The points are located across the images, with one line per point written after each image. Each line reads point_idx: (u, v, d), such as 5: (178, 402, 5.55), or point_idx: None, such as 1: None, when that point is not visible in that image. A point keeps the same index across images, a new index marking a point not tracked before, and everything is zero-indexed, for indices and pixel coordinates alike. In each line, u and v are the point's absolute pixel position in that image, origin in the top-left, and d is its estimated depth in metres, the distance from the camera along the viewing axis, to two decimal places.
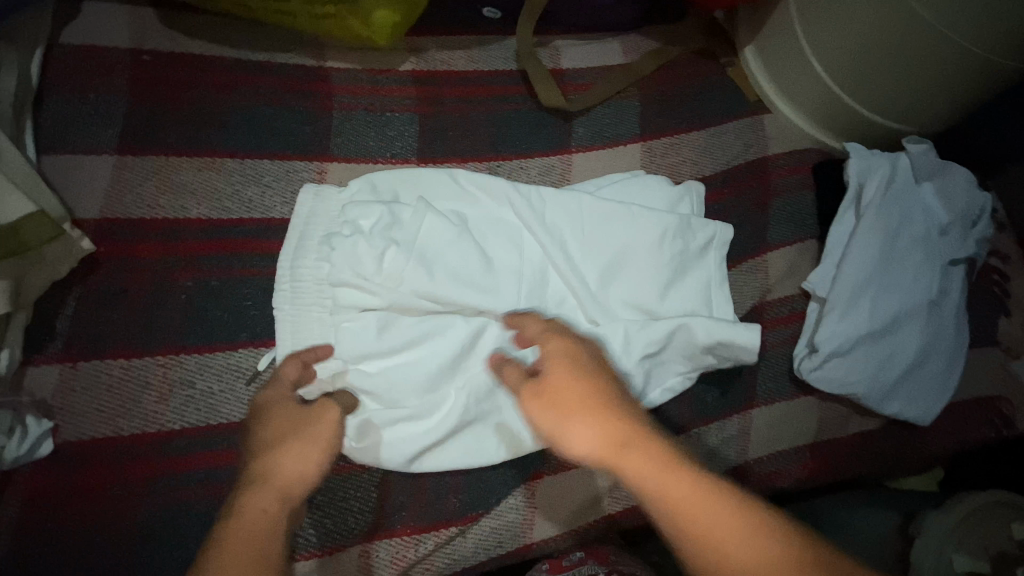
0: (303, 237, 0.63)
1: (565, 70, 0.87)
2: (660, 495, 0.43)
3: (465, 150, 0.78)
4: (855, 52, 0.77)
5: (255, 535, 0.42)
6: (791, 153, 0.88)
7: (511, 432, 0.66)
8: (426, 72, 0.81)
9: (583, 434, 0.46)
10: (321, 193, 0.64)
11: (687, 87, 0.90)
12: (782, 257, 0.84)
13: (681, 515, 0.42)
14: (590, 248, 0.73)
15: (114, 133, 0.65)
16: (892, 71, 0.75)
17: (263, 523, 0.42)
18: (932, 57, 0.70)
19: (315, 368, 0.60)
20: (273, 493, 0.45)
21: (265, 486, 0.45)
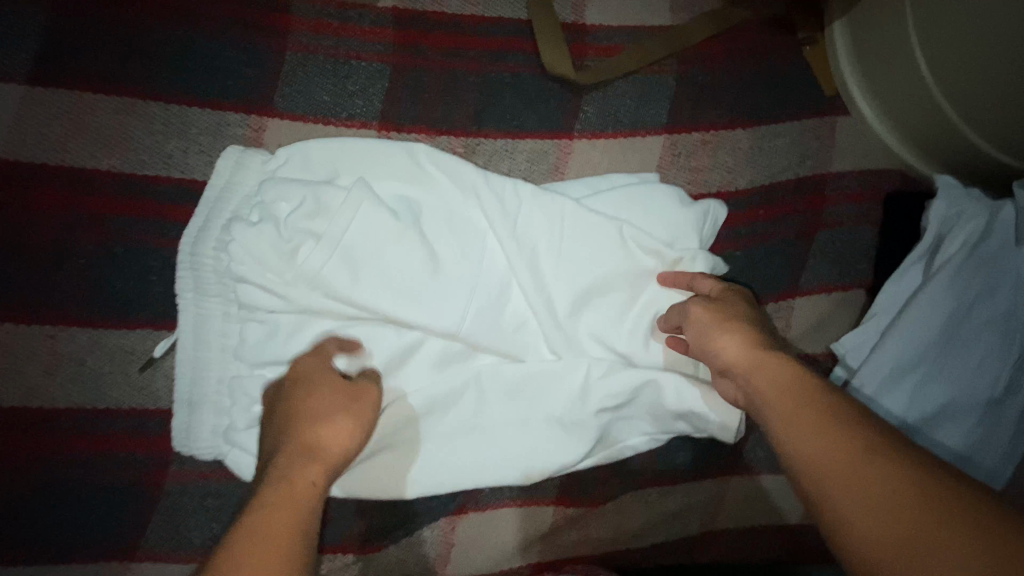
0: (214, 215, 0.55)
1: (587, 27, 0.69)
2: (828, 461, 0.40)
3: (442, 119, 0.65)
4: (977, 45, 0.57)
5: (296, 499, 0.41)
6: (859, 173, 0.69)
7: (435, 466, 0.59)
8: (410, 11, 0.66)
9: (728, 347, 0.53)
10: (239, 160, 0.56)
11: (744, 66, 0.70)
12: (814, 305, 0.67)
13: (823, 472, 0.39)
14: (564, 269, 0.60)
15: (23, 53, 0.55)
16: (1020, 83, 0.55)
17: (306, 494, 0.42)
18: None
19: (213, 368, 0.55)
20: (317, 466, 0.45)
21: (311, 461, 0.45)
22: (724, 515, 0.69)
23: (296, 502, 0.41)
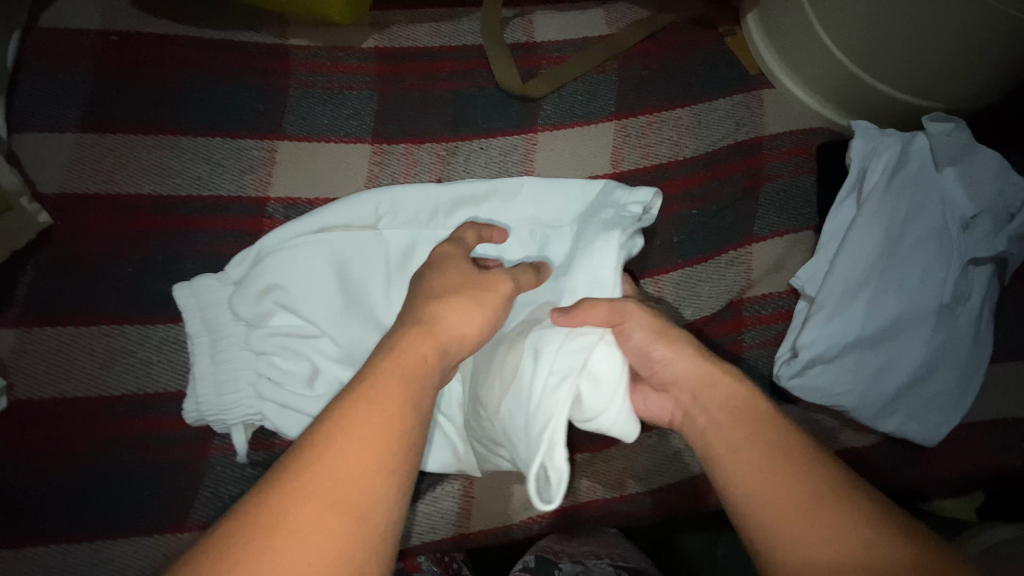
0: (218, 336, 0.59)
1: (539, 42, 0.81)
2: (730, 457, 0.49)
3: (421, 129, 0.75)
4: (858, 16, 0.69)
5: (407, 375, 0.43)
6: (792, 133, 0.79)
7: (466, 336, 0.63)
8: (388, 49, 0.78)
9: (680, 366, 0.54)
10: (201, 282, 0.60)
11: (677, 60, 0.82)
12: (771, 247, 0.75)
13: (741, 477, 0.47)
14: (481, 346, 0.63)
15: (77, 111, 0.67)
16: (895, 37, 0.67)
17: (420, 366, 0.44)
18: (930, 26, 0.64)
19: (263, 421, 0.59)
20: (433, 342, 0.47)
21: (429, 333, 0.47)
22: None
23: (408, 378, 0.43)
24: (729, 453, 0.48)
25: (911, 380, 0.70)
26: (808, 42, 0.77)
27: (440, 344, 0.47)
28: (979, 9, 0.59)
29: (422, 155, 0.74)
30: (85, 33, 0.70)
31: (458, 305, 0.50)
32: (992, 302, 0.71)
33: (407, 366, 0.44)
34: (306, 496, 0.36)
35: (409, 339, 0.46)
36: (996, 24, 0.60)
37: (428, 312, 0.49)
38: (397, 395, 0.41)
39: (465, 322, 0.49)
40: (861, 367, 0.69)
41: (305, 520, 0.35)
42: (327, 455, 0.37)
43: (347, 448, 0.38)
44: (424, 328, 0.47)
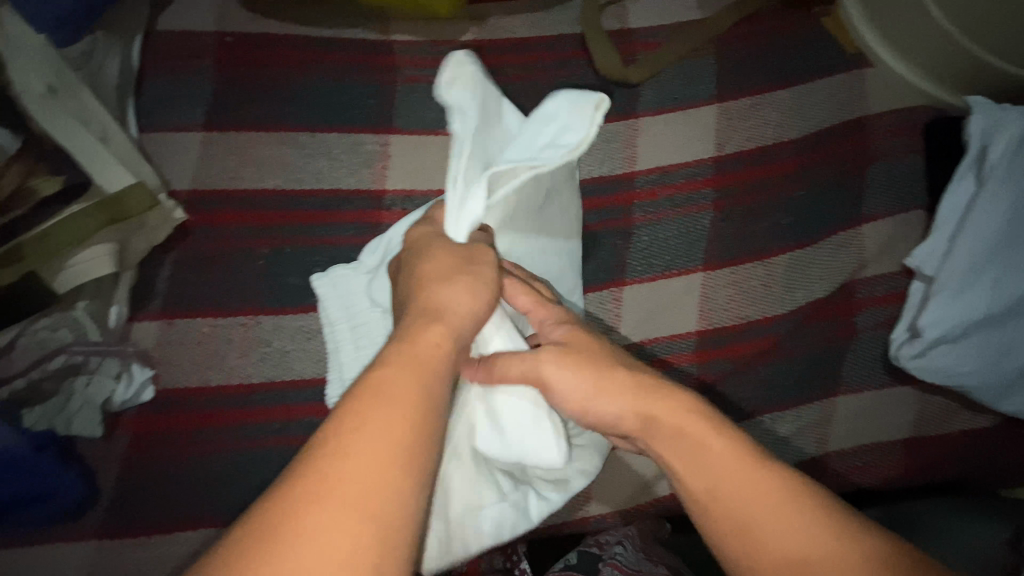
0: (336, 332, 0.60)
1: (634, 29, 0.81)
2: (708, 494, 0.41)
3: (524, 119, 0.76)
4: None
5: (426, 365, 0.37)
6: (897, 112, 0.78)
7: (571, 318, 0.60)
8: (487, 41, 0.78)
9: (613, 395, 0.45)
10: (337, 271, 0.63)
11: (774, 42, 0.81)
12: (882, 228, 0.74)
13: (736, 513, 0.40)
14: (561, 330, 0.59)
15: (201, 111, 0.70)
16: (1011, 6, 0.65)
17: (435, 358, 0.38)
18: None
19: None
20: (440, 329, 0.40)
21: (438, 323, 0.40)
22: (836, 434, 0.72)
23: (416, 371, 0.37)
24: (701, 472, 0.41)
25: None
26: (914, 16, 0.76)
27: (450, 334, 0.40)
28: None
29: None
30: (202, 35, 0.73)
31: (453, 286, 0.44)
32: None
33: (419, 363, 0.37)
34: (314, 508, 0.30)
35: (419, 330, 0.39)
36: None
37: (426, 302, 0.43)
38: (403, 396, 0.35)
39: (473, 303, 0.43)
40: (984, 348, 0.67)
41: (327, 541, 0.29)
42: (335, 467, 0.31)
43: (358, 451, 0.32)
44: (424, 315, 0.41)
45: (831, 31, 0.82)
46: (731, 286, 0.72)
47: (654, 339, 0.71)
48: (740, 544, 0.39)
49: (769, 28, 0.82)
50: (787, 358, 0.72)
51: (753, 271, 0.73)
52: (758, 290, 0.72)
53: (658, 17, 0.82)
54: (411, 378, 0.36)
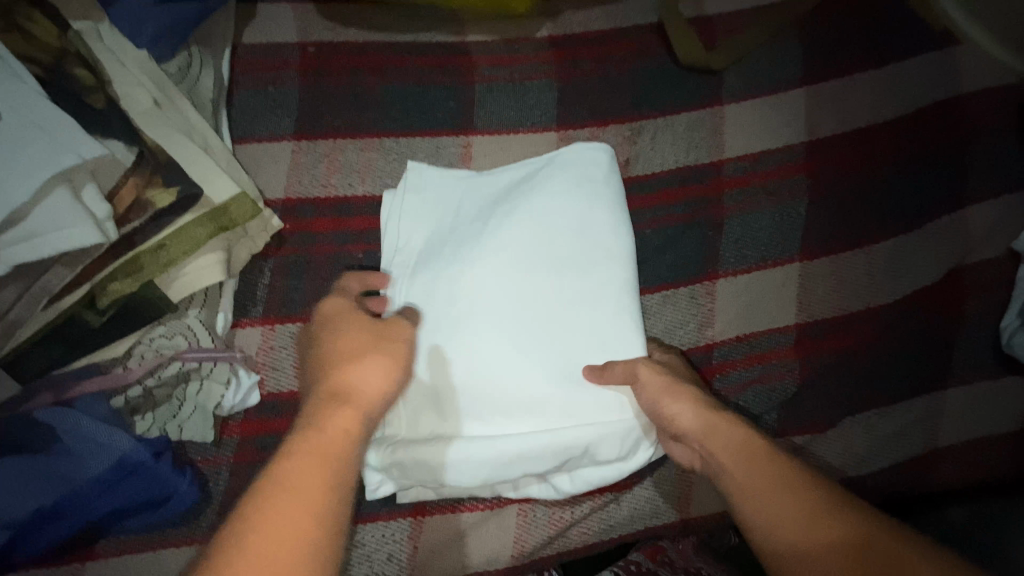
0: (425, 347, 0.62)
1: (711, 16, 0.79)
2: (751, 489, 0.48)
3: (604, 113, 0.75)
4: None
5: (326, 448, 0.43)
6: (997, 89, 0.74)
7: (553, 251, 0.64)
8: (562, 37, 0.78)
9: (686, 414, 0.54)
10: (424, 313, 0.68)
11: (859, 21, 0.78)
12: (987, 212, 0.71)
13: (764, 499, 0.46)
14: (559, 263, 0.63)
15: (290, 121, 0.71)
16: None
17: (341, 441, 0.44)
18: None
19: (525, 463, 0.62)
20: (353, 413, 0.47)
21: (347, 406, 0.47)
22: (952, 429, 0.68)
23: (326, 453, 0.43)
24: (749, 473, 0.48)
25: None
26: None
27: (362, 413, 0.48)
28: None
29: (609, 139, 0.74)
30: (286, 46, 0.74)
31: (372, 363, 0.51)
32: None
33: (328, 443, 0.44)
34: (263, 515, 0.38)
35: (330, 412, 0.46)
36: None
37: (343, 383, 0.50)
38: (315, 470, 0.41)
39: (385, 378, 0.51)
40: None
41: None
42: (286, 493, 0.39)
43: (281, 510, 0.38)
44: (341, 397, 0.48)
45: (918, 8, 0.79)
46: (832, 276, 0.70)
47: (751, 333, 0.69)
48: (747, 520, 0.47)
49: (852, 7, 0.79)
50: (895, 349, 0.68)
51: (852, 260, 0.70)
52: (860, 279, 0.69)
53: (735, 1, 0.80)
54: (325, 457, 0.42)
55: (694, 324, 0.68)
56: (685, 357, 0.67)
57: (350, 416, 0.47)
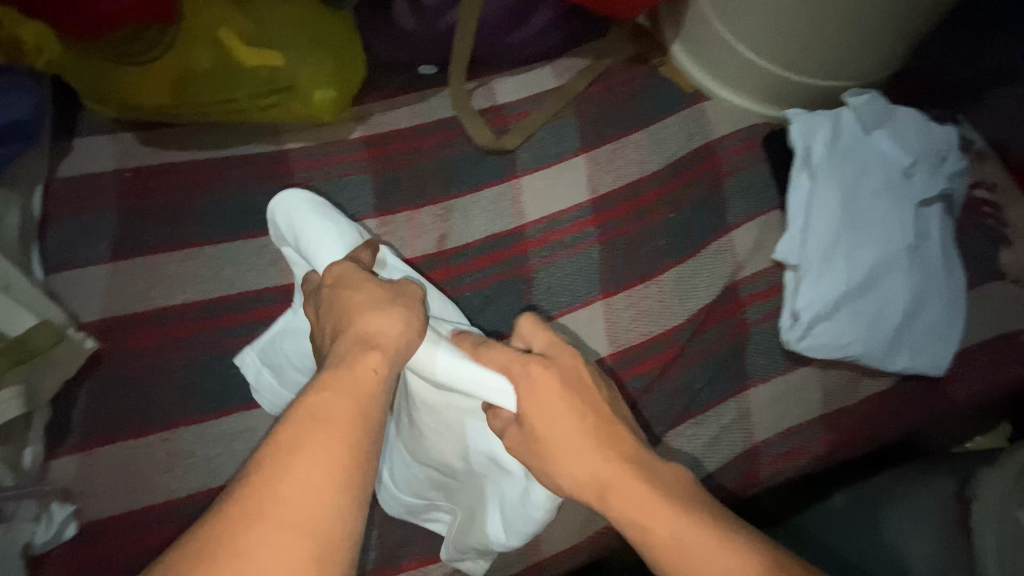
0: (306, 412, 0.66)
1: (502, 104, 0.91)
2: (661, 545, 0.45)
3: (417, 196, 0.83)
4: (769, 21, 0.80)
5: (357, 391, 0.43)
6: (738, 131, 0.89)
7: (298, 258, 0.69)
8: (374, 134, 0.86)
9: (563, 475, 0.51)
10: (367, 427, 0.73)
11: (623, 93, 0.93)
12: (751, 230, 0.82)
13: (685, 562, 0.44)
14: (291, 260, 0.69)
15: (106, 245, 0.73)
16: (803, 29, 0.79)
17: (370, 382, 0.44)
18: (833, 13, 0.75)
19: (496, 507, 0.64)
20: (371, 360, 0.45)
21: (354, 361, 0.45)
22: (759, 427, 0.77)
23: (351, 398, 0.42)
24: (658, 524, 0.45)
25: (912, 308, 0.76)
26: (726, 56, 0.89)
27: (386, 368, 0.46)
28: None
29: (424, 218, 0.82)
30: (103, 174, 0.78)
31: (380, 315, 0.50)
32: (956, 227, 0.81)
33: (354, 384, 0.43)
34: (249, 525, 0.35)
35: (353, 355, 0.45)
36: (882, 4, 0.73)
37: (362, 325, 0.49)
38: (342, 416, 0.41)
39: (394, 329, 0.49)
40: (857, 317, 0.75)
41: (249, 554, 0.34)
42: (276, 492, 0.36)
43: (298, 473, 0.37)
44: (362, 341, 0.47)
45: (670, 75, 0.95)
46: (632, 307, 0.80)
47: None
48: None
49: (617, 82, 0.94)
50: (694, 362, 0.78)
51: (646, 293, 0.81)
52: (655, 307, 0.80)
53: (522, 89, 0.93)
54: (351, 401, 0.42)
55: None
56: (603, 363, 0.76)
57: (359, 379, 0.44)
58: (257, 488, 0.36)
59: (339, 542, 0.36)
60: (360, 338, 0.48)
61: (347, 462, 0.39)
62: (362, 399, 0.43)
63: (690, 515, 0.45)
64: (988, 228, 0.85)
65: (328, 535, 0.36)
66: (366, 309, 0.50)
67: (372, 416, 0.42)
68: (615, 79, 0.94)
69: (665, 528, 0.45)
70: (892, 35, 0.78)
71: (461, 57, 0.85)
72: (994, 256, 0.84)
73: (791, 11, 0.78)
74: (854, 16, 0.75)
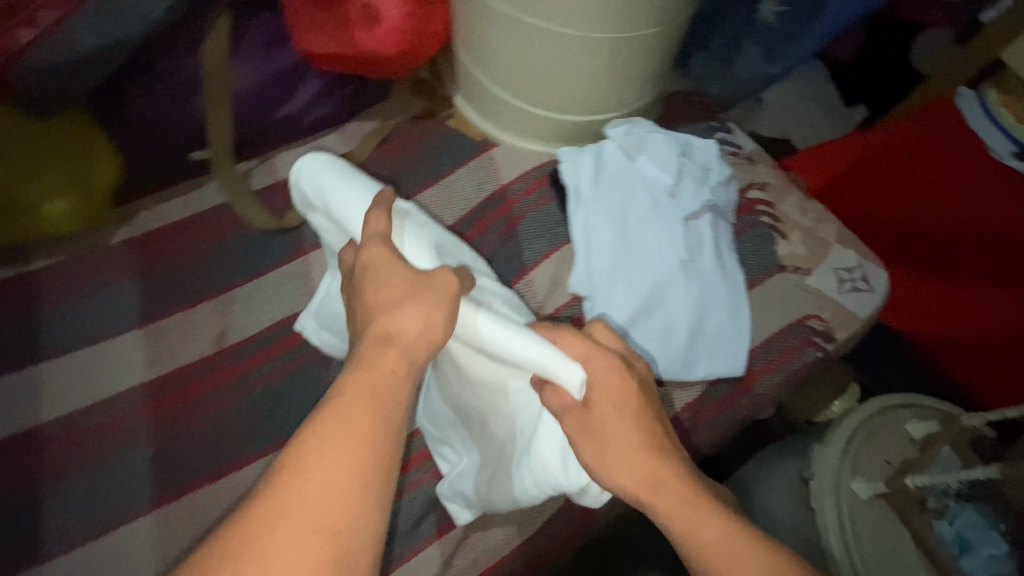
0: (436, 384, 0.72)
1: (285, 177, 0.87)
2: (687, 539, 0.50)
3: (193, 294, 0.78)
4: (518, 67, 0.82)
5: (379, 388, 0.45)
6: (525, 174, 0.91)
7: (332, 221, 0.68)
8: (141, 236, 0.80)
9: (622, 472, 0.53)
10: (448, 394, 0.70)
11: (412, 151, 0.92)
12: (547, 268, 0.83)
13: (693, 543, 0.49)
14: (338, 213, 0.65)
15: None
16: (550, 71, 0.81)
17: (387, 382, 0.46)
18: (567, 54, 0.77)
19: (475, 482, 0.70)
20: (395, 355, 0.48)
21: (390, 348, 0.48)
22: None
23: (376, 394, 0.45)
24: (662, 497, 0.51)
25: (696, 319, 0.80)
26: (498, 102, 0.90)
27: (405, 359, 0.48)
28: (587, 36, 0.74)
29: (201, 317, 0.77)
30: None
31: (411, 311, 0.50)
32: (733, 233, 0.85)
33: (376, 382, 0.46)
34: (257, 550, 0.37)
35: (371, 356, 0.47)
36: (607, 43, 0.75)
37: (382, 327, 0.50)
38: (365, 424, 0.43)
39: (418, 319, 0.50)
40: (648, 336, 0.79)
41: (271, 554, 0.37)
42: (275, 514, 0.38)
43: (314, 469, 0.40)
44: (381, 339, 0.49)
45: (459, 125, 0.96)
46: None
47: None
48: (694, 564, 0.49)
49: (407, 138, 0.93)
50: None
51: None
52: None
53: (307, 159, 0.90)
54: (373, 401, 0.45)
55: None
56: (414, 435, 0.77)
57: (371, 387, 0.45)
58: (280, 486, 0.40)
59: (372, 537, 0.40)
60: (382, 337, 0.49)
61: (365, 459, 0.42)
62: (381, 389, 0.46)
63: (709, 501, 0.51)
64: (765, 224, 0.90)
65: (346, 519, 0.39)
66: (385, 308, 0.51)
67: (394, 424, 0.45)
68: (404, 136, 0.94)
69: (702, 517, 0.50)
70: (634, 66, 0.81)
71: (222, 146, 0.82)
72: (775, 249, 0.89)
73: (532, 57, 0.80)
74: (588, 55, 0.77)
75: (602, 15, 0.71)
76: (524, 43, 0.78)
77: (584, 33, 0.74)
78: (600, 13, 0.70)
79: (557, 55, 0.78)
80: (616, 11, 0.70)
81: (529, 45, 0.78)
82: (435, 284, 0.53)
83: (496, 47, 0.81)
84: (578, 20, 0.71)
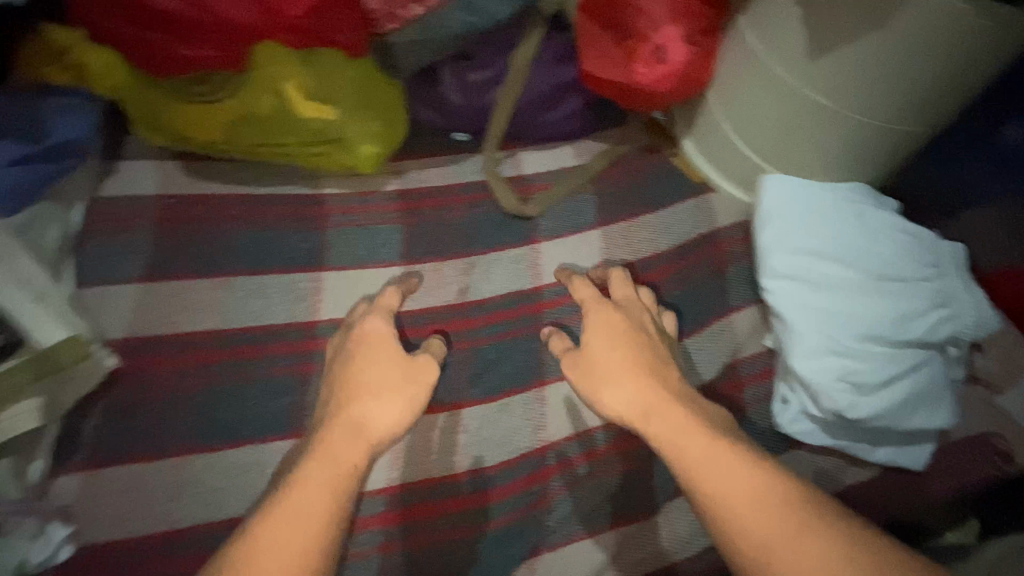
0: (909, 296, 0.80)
1: (525, 174, 0.98)
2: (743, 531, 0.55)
3: (442, 249, 0.89)
4: (770, 125, 0.89)
5: (331, 476, 0.60)
6: (738, 224, 0.98)
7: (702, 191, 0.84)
8: (407, 189, 0.91)
9: (609, 387, 0.71)
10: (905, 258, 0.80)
11: (639, 176, 1.00)
12: (746, 316, 0.90)
13: (755, 542, 0.53)
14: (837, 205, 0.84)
15: (140, 265, 0.77)
16: (802, 135, 0.87)
17: (345, 460, 0.62)
18: (827, 125, 0.83)
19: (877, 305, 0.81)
20: (367, 441, 0.64)
21: (356, 435, 0.65)
22: None
23: (343, 478, 0.60)
24: (740, 492, 0.56)
25: (903, 407, 0.79)
26: (729, 150, 0.97)
27: (354, 451, 0.63)
28: (857, 114, 0.80)
29: (448, 272, 0.87)
30: (143, 198, 0.82)
31: (383, 405, 0.68)
32: (958, 351, 0.84)
33: (341, 477, 0.60)
34: (260, 549, 0.53)
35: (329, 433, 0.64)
36: (871, 125, 0.82)
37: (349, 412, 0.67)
38: (326, 486, 0.59)
39: (390, 415, 0.68)
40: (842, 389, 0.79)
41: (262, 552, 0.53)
42: (274, 521, 0.55)
43: (286, 499, 0.57)
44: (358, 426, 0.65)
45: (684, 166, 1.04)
46: None
47: (574, 436, 0.80)
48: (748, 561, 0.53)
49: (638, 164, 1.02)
50: None
51: None
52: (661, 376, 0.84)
53: (545, 160, 1.00)
54: (349, 455, 0.63)
55: (528, 430, 0.80)
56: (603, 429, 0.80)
57: (343, 442, 0.64)
58: (258, 530, 0.55)
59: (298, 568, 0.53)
60: (356, 426, 0.66)
61: (325, 483, 0.59)
62: (344, 477, 0.61)
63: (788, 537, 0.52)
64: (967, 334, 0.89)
65: (300, 546, 0.54)
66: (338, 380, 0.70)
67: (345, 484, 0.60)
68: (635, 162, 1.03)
69: (770, 506, 0.55)
70: (882, 148, 0.87)
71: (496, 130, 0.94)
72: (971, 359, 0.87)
73: (792, 120, 0.86)
74: (847, 130, 0.83)
75: (883, 99, 0.77)
76: (790, 106, 0.84)
77: (851, 111, 0.80)
78: (882, 96, 0.77)
79: (812, 121, 0.84)
80: (889, 94, 0.76)
81: (794, 110, 0.84)
82: (417, 373, 0.71)
83: (754, 103, 0.88)
84: (858, 96, 0.78)
